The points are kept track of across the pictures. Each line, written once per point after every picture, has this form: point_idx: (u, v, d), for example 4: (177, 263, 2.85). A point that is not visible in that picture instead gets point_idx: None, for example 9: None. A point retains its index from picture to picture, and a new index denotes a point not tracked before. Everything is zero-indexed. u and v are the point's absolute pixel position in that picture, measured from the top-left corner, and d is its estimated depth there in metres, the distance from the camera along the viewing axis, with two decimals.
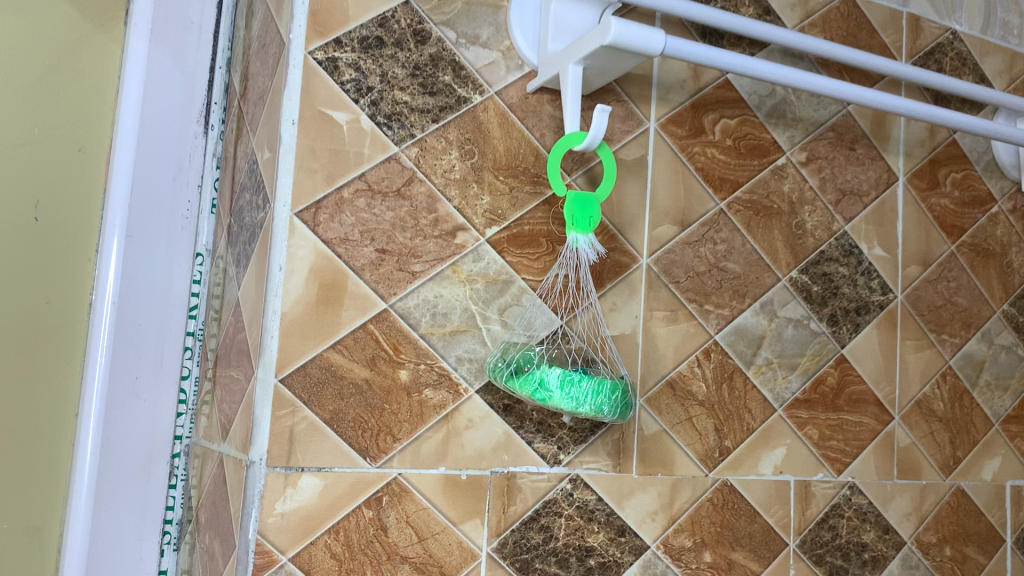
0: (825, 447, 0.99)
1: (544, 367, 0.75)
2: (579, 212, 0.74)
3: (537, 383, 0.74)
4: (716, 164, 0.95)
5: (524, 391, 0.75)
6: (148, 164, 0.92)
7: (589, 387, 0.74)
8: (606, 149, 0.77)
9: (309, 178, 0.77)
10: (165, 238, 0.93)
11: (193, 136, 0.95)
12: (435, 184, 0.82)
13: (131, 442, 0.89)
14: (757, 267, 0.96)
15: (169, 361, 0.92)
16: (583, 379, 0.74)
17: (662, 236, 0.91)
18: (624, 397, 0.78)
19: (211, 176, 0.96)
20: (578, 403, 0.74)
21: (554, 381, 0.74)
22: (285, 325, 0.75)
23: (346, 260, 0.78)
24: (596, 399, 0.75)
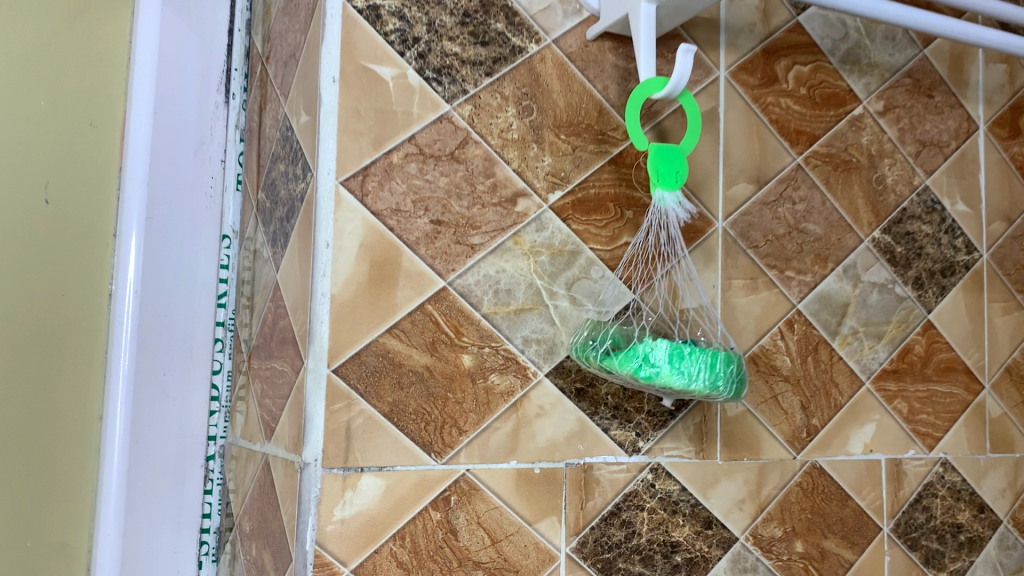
0: (915, 421, 0.91)
1: (648, 341, 0.67)
2: (665, 169, 0.68)
3: (642, 358, 0.66)
4: (791, 115, 0.87)
5: (627, 368, 0.66)
6: (167, 136, 0.83)
7: (703, 360, 0.66)
8: (688, 95, 0.68)
9: (355, 142, 0.68)
10: (189, 219, 0.84)
11: (213, 105, 0.86)
12: (492, 146, 0.73)
13: (163, 445, 0.81)
14: (838, 228, 0.88)
15: (198, 355, 0.84)
16: (695, 350, 0.66)
17: (738, 195, 0.82)
18: (738, 370, 0.70)
19: (234, 151, 0.88)
20: (691, 379, 0.65)
21: (662, 356, 0.65)
22: (336, 309, 0.67)
23: (399, 234, 0.69)
24: (711, 373, 0.66)
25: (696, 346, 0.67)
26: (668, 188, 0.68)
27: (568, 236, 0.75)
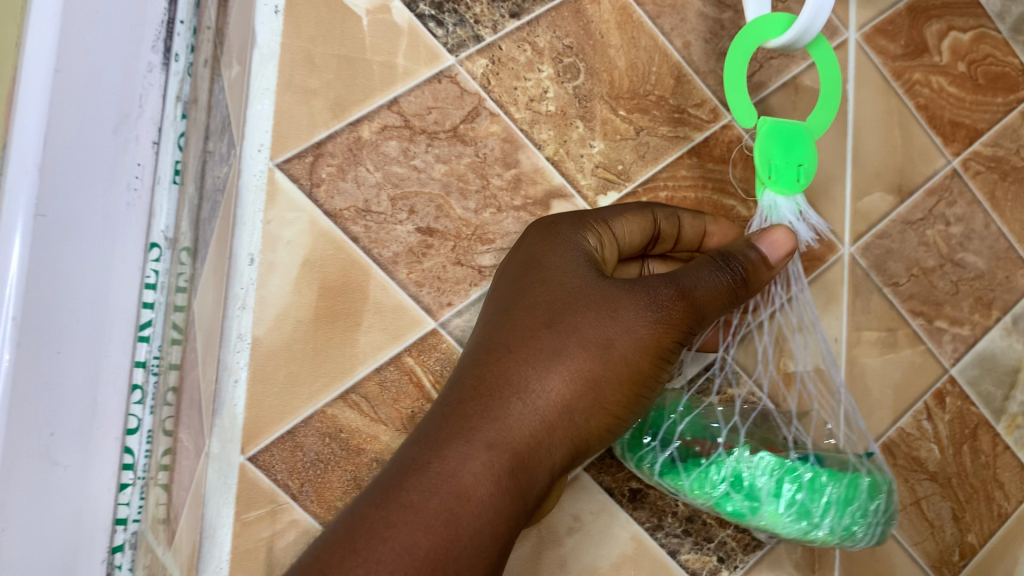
0: None
1: (744, 453, 0.42)
2: (786, 158, 0.44)
3: (728, 484, 0.42)
4: (945, 100, 0.61)
5: (701, 496, 0.43)
6: (66, 89, 0.49)
7: (834, 494, 0.41)
8: (821, 45, 0.45)
9: (305, 103, 0.45)
10: (103, 219, 0.52)
11: (145, 68, 0.56)
12: (515, 120, 0.49)
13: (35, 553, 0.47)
14: (1007, 262, 0.62)
15: (104, 419, 0.52)
16: (821, 473, 0.41)
17: (871, 210, 0.58)
18: (895, 494, 0.44)
19: (173, 128, 0.58)
20: (811, 524, 0.41)
21: (763, 485, 0.41)
22: (259, 361, 0.43)
23: (369, 248, 0.45)
24: (844, 517, 0.41)
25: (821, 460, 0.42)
26: (791, 188, 0.44)
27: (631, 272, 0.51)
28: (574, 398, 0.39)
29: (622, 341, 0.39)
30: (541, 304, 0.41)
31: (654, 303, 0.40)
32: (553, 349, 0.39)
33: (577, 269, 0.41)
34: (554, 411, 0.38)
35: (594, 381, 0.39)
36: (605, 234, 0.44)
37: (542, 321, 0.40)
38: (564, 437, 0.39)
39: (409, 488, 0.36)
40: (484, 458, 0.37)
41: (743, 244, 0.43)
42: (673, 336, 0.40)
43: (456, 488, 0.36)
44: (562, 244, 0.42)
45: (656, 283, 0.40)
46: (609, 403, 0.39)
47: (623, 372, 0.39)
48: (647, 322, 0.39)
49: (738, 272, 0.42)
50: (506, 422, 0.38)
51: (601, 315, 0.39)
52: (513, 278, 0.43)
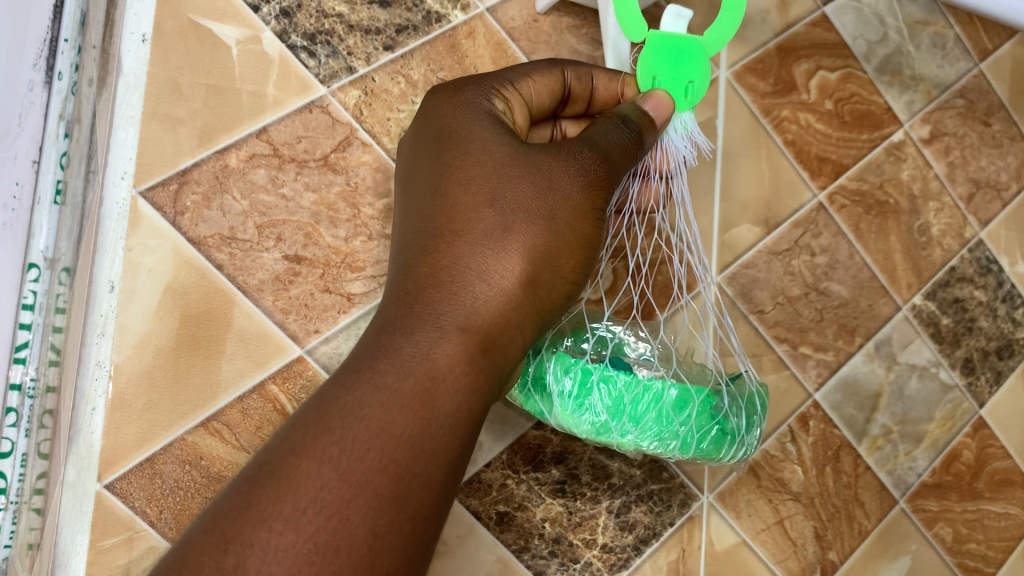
0: (962, 553, 0.68)
1: (554, 357, 0.44)
2: (670, 73, 0.46)
3: (534, 383, 0.45)
4: (812, 136, 0.64)
5: (519, 395, 0.47)
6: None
7: (614, 395, 0.42)
8: None
9: (170, 131, 0.45)
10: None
11: (24, 87, 0.42)
12: (387, 150, 0.49)
13: None
14: (869, 290, 0.65)
15: None
16: (606, 385, 0.42)
17: (739, 240, 0.61)
18: (711, 406, 0.43)
19: (54, 148, 0.43)
20: (601, 425, 0.43)
21: (560, 387, 0.43)
22: (119, 389, 0.43)
23: (233, 276, 0.46)
24: (629, 420, 0.42)
25: (629, 369, 0.43)
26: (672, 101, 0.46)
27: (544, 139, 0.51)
28: (532, 274, 0.38)
29: (564, 209, 0.39)
30: (475, 181, 0.39)
31: (585, 167, 0.40)
32: (500, 226, 0.38)
33: (501, 136, 0.40)
34: (518, 287, 0.38)
35: (547, 252, 0.39)
36: (512, 96, 0.44)
37: (480, 198, 0.39)
38: (530, 314, 0.39)
39: (379, 372, 0.33)
40: (456, 341, 0.35)
41: (633, 105, 0.44)
42: (601, 198, 0.40)
43: (430, 370, 0.34)
44: (470, 113, 0.41)
45: (583, 146, 0.40)
46: (563, 272, 0.40)
47: (570, 239, 0.39)
48: (580, 186, 0.40)
49: (637, 130, 0.42)
50: (470, 304, 0.37)
51: (541, 183, 0.39)
52: (433, 154, 0.41)
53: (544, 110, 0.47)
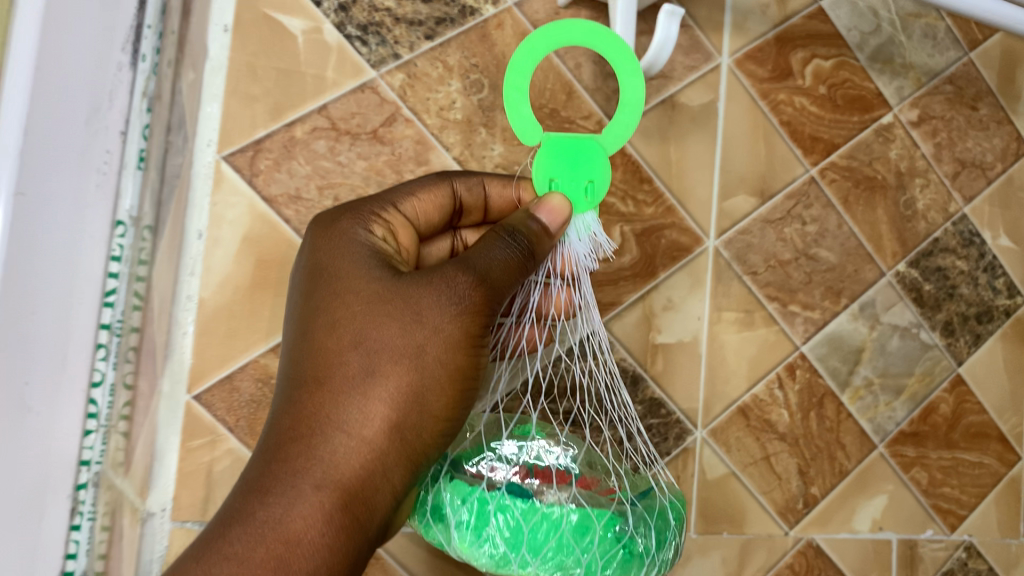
0: (937, 496, 0.75)
1: (447, 486, 0.41)
2: (567, 173, 0.43)
3: (431, 513, 0.41)
4: (806, 118, 0.72)
5: (423, 526, 0.43)
6: (38, 90, 0.48)
7: (501, 527, 0.38)
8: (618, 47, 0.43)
9: (247, 108, 0.54)
10: (74, 204, 0.52)
11: (115, 71, 0.57)
12: (427, 126, 0.58)
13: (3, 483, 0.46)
14: (856, 257, 0.73)
15: (72, 361, 0.51)
16: (503, 513, 0.38)
17: (735, 209, 0.68)
18: (616, 529, 0.39)
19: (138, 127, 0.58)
20: (492, 560, 0.39)
21: (451, 517, 0.40)
22: (204, 319, 0.52)
23: (299, 229, 0.55)
24: (519, 555, 0.38)
25: (530, 495, 0.39)
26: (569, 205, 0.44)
27: (447, 247, 0.59)
28: (398, 417, 0.40)
29: (433, 343, 0.40)
30: (342, 329, 0.41)
31: (457, 296, 0.41)
32: (363, 373, 0.40)
33: (369, 277, 0.42)
34: (382, 436, 0.40)
35: (416, 391, 0.40)
36: (394, 218, 0.49)
37: (347, 344, 0.41)
38: (398, 460, 0.40)
39: (232, 540, 0.37)
40: (312, 499, 0.38)
41: (523, 216, 0.43)
42: (477, 320, 0.41)
43: (282, 536, 0.37)
44: (347, 258, 0.44)
45: (457, 272, 0.41)
46: (439, 410, 0.41)
47: (443, 375, 0.41)
48: (450, 315, 0.40)
49: (523, 244, 0.43)
50: (330, 458, 0.39)
51: (407, 320, 0.41)
52: (312, 297, 0.44)
53: (437, 221, 0.53)
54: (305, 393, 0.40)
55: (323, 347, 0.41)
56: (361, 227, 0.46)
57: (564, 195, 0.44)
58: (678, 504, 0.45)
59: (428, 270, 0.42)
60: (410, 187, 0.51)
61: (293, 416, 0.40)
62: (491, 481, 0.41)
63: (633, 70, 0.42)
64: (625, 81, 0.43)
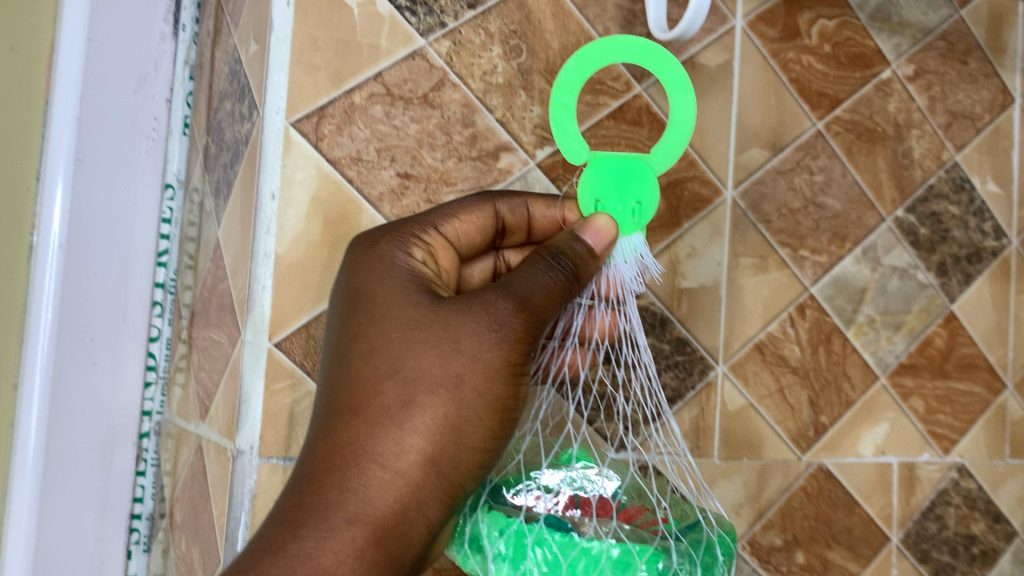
0: (933, 422, 0.82)
1: (488, 521, 0.46)
2: (614, 194, 0.52)
3: (469, 544, 0.47)
4: (813, 75, 0.77)
5: (461, 556, 0.48)
6: (96, 121, 0.72)
7: (540, 560, 0.43)
8: (671, 78, 0.51)
9: (311, 76, 0.58)
10: (125, 184, 0.74)
11: (161, 69, 0.76)
12: (473, 90, 0.63)
13: (84, 415, 0.72)
14: (859, 204, 0.79)
15: (135, 318, 0.75)
16: (541, 547, 0.43)
17: (750, 162, 0.74)
18: (657, 566, 0.44)
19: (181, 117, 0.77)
20: None
21: (493, 549, 0.45)
22: (281, 273, 0.57)
23: (361, 189, 0.60)
24: None
25: (569, 530, 0.45)
26: (616, 226, 0.52)
27: (490, 267, 0.65)
28: (433, 449, 0.45)
29: (470, 373, 0.46)
30: (377, 361, 0.47)
31: (498, 320, 0.46)
32: (399, 405, 0.46)
33: (407, 308, 0.48)
34: (415, 468, 0.45)
35: (453, 423, 0.46)
36: (435, 241, 0.55)
37: (384, 375, 0.46)
38: (432, 490, 0.46)
39: (271, 570, 0.42)
40: (346, 533, 0.44)
41: (570, 238, 0.51)
42: (516, 349, 0.47)
43: (312, 570, 0.42)
44: (384, 286, 0.50)
45: (498, 298, 0.47)
46: (473, 442, 0.46)
47: (478, 406, 0.46)
48: (492, 344, 0.46)
49: (563, 266, 0.50)
50: (366, 490, 0.45)
51: (445, 349, 0.46)
52: (349, 322, 0.49)
53: (477, 237, 0.59)
54: (343, 422, 0.46)
55: (363, 376, 0.47)
56: (401, 250, 0.52)
57: (609, 215, 0.52)
58: (726, 538, 0.50)
59: (469, 296, 0.48)
60: (455, 207, 0.57)
61: (331, 443, 0.46)
62: (529, 514, 0.46)
63: (682, 87, 0.51)
64: (676, 98, 0.51)
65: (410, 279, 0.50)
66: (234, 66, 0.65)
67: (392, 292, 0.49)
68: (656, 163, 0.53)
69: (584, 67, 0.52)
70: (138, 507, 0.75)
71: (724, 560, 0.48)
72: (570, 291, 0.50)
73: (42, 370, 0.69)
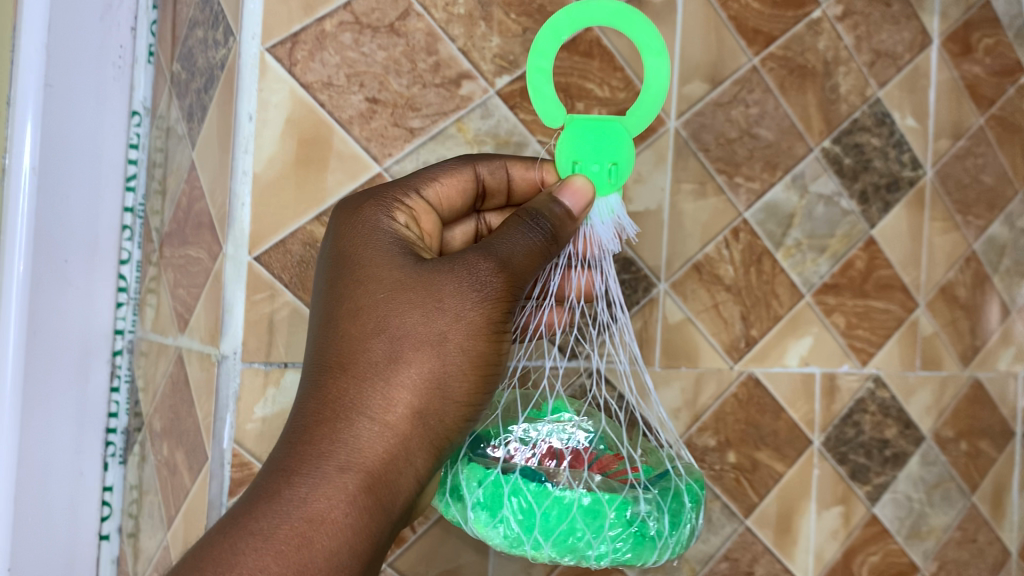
0: (852, 336, 0.90)
1: (469, 472, 0.52)
2: (591, 156, 0.55)
3: (452, 493, 0.54)
4: (750, 13, 0.82)
5: (447, 500, 0.55)
6: (67, 46, 0.74)
7: (516, 508, 0.49)
8: (643, 45, 0.54)
9: (284, 4, 0.61)
10: (95, 108, 0.76)
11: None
12: (436, 21, 0.67)
13: (62, 333, 0.75)
14: (790, 135, 0.85)
15: (106, 240, 0.78)
16: (517, 497, 0.50)
17: (692, 94, 0.79)
18: (625, 514, 0.50)
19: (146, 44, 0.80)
20: (508, 533, 0.50)
21: (474, 497, 0.51)
22: (258, 191, 0.61)
23: (331, 112, 0.63)
24: (531, 532, 0.49)
25: (543, 480, 0.50)
26: (593, 186, 0.55)
27: (471, 230, 0.68)
28: (418, 403, 0.49)
29: (453, 331, 0.49)
30: (365, 320, 0.50)
31: (480, 280, 0.50)
32: (387, 361, 0.49)
33: (394, 267, 0.51)
34: (403, 421, 0.49)
35: (438, 378, 0.49)
36: (417, 203, 0.58)
37: (372, 333, 0.50)
38: (417, 440, 0.50)
39: (268, 514, 0.46)
40: (338, 479, 0.47)
41: (549, 201, 0.54)
42: (497, 309, 0.51)
43: (307, 514, 0.46)
44: (368, 247, 0.53)
45: (480, 259, 0.51)
46: (456, 395, 0.50)
47: (460, 362, 0.50)
48: (473, 304, 0.50)
49: (544, 229, 0.53)
50: (357, 441, 0.48)
51: (429, 308, 0.50)
52: (336, 283, 0.52)
53: (458, 199, 0.62)
54: (335, 378, 0.49)
55: (350, 334, 0.50)
56: (385, 215, 0.55)
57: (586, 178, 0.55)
58: (693, 486, 0.55)
59: (451, 258, 0.51)
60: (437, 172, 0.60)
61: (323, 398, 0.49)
62: (506, 464, 0.52)
63: (657, 49, 0.54)
64: (651, 61, 0.54)
65: (394, 242, 0.53)
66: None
67: (377, 254, 0.52)
68: (632, 124, 0.56)
69: (560, 32, 0.53)
70: (113, 421, 0.80)
71: (692, 507, 0.54)
72: (549, 252, 0.54)
73: (22, 284, 0.72)
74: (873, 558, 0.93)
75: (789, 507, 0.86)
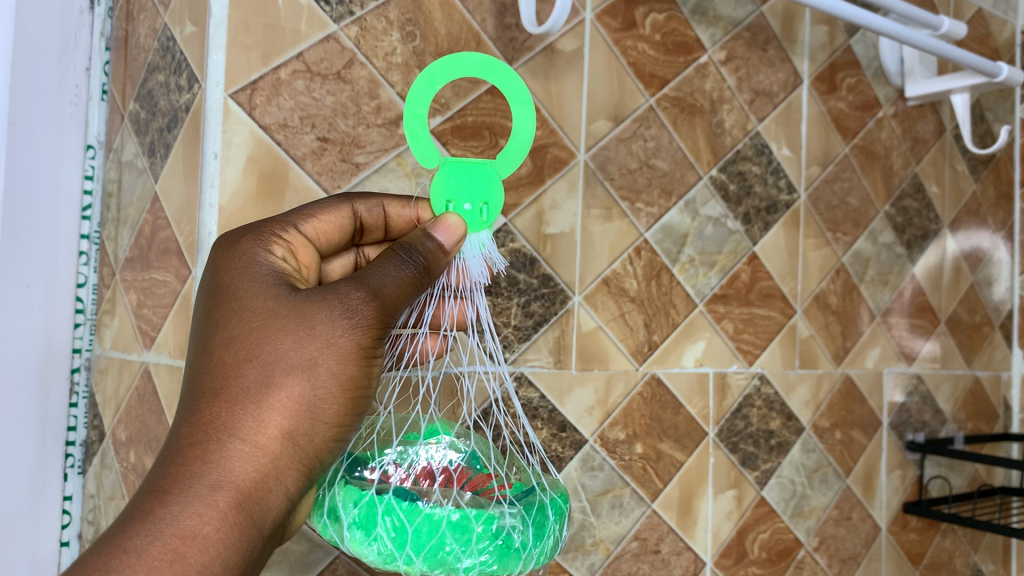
0: (739, 340, 1.02)
1: (340, 491, 0.55)
2: (463, 197, 0.60)
3: (328, 515, 0.55)
4: (647, 60, 0.94)
5: (317, 522, 0.57)
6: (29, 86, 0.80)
7: (389, 523, 0.52)
8: (514, 95, 0.59)
9: (244, 55, 0.69)
10: (53, 143, 0.83)
11: (81, 37, 0.85)
12: (377, 69, 0.76)
13: (27, 355, 0.81)
14: (682, 165, 0.97)
15: (64, 266, 0.84)
16: (389, 515, 0.52)
17: (598, 131, 0.90)
18: (492, 527, 0.52)
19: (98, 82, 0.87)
20: (379, 551, 0.52)
21: (346, 516, 0.54)
22: (224, 222, 0.68)
23: (287, 150, 0.71)
24: (401, 549, 0.52)
25: (416, 498, 0.53)
26: (466, 224, 0.60)
27: (350, 263, 0.72)
28: (289, 424, 0.51)
29: (324, 356, 0.51)
30: (239, 344, 0.52)
31: (351, 308, 0.52)
32: (259, 385, 0.51)
33: (267, 295, 0.53)
34: (274, 442, 0.51)
35: (309, 400, 0.51)
36: (297, 236, 0.61)
37: (246, 358, 0.51)
38: (289, 459, 0.51)
39: (138, 535, 0.47)
40: (209, 498, 0.49)
41: (422, 236, 0.57)
42: (366, 331, 0.52)
43: (179, 532, 0.48)
44: (245, 278, 0.54)
45: (351, 289, 0.52)
46: (327, 417, 0.52)
47: (331, 386, 0.52)
48: (343, 329, 0.51)
49: (419, 261, 0.56)
50: (228, 462, 0.50)
51: (301, 335, 0.51)
52: (213, 309, 0.54)
53: (342, 232, 0.66)
54: (208, 402, 0.51)
55: (224, 360, 0.52)
56: (263, 249, 0.56)
57: (459, 217, 0.59)
58: (557, 500, 0.59)
59: (324, 287, 0.53)
60: (317, 209, 0.64)
61: (197, 420, 0.51)
62: (381, 486, 0.55)
63: (524, 100, 0.59)
64: (518, 110, 0.59)
65: (269, 274, 0.55)
66: (166, 43, 0.75)
67: (252, 283, 0.54)
68: (502, 168, 0.61)
69: (434, 81, 0.59)
70: (72, 435, 0.86)
71: (554, 520, 0.57)
72: (422, 282, 0.56)
73: None
74: (763, 536, 1.05)
75: (689, 491, 0.97)
